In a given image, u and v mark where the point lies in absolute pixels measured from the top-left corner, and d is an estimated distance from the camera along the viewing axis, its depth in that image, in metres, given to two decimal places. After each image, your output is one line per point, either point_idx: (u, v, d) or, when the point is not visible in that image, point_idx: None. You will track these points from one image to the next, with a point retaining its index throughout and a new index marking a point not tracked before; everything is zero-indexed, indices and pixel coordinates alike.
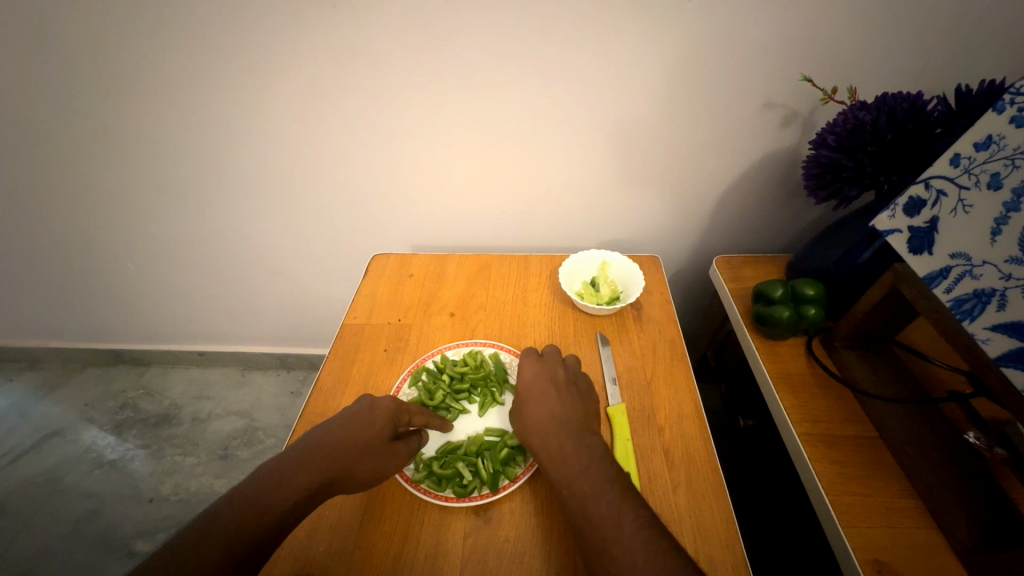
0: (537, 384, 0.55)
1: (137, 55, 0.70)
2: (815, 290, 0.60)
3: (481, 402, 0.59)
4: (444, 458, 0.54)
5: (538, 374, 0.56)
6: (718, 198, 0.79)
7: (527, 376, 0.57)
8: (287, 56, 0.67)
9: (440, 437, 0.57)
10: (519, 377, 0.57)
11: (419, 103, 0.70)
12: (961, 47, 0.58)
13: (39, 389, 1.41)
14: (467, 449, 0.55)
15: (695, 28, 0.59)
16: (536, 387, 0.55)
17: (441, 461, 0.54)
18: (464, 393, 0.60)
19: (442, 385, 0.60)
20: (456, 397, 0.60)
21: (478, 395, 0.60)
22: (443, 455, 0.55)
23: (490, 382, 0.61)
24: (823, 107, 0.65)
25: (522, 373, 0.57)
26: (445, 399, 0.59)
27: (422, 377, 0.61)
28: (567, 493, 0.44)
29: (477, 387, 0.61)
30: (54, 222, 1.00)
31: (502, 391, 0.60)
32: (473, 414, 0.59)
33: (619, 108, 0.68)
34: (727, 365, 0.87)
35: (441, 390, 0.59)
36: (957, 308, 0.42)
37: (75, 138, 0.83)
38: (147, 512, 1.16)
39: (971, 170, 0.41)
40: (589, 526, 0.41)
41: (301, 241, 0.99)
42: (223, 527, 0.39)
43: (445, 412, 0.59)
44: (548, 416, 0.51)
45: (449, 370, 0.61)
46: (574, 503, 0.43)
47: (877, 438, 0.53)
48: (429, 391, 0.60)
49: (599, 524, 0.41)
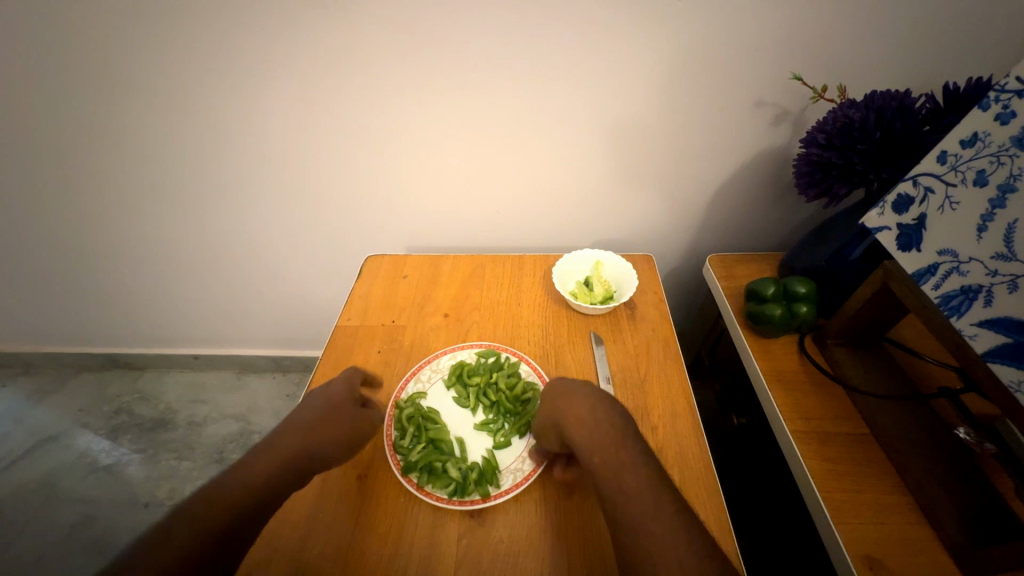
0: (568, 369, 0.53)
1: (128, 58, 0.69)
2: (807, 287, 0.61)
3: (491, 426, 0.57)
4: (419, 416, 0.57)
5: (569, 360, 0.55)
6: (711, 197, 0.80)
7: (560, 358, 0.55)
8: (279, 58, 0.67)
9: (444, 406, 0.59)
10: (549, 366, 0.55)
11: (412, 103, 0.70)
12: (952, 44, 0.58)
13: (33, 395, 1.40)
14: (439, 433, 0.55)
15: (688, 26, 0.59)
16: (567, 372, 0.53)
17: (418, 417, 0.56)
18: (488, 402, 0.59)
19: (484, 378, 0.60)
20: (482, 396, 0.59)
21: (493, 415, 0.58)
22: (424, 414, 0.57)
23: (512, 415, 0.58)
24: (814, 105, 0.65)
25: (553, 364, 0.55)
26: (479, 390, 0.60)
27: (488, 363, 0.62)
28: (600, 463, 0.44)
29: (498, 410, 0.58)
30: (46, 227, 0.99)
31: (509, 437, 0.56)
32: (475, 422, 0.58)
33: (613, 108, 0.68)
34: (721, 364, 0.87)
35: (484, 379, 0.60)
36: (945, 304, 0.42)
37: (67, 142, 0.82)
38: (143, 517, 1.16)
39: (958, 167, 0.41)
40: (626, 500, 0.41)
41: (295, 244, 0.98)
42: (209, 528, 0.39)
43: (464, 396, 0.60)
44: (576, 400, 0.49)
45: (497, 374, 0.61)
46: (609, 475, 0.43)
47: (870, 435, 0.53)
48: (475, 370, 0.62)
49: (636, 498, 0.40)
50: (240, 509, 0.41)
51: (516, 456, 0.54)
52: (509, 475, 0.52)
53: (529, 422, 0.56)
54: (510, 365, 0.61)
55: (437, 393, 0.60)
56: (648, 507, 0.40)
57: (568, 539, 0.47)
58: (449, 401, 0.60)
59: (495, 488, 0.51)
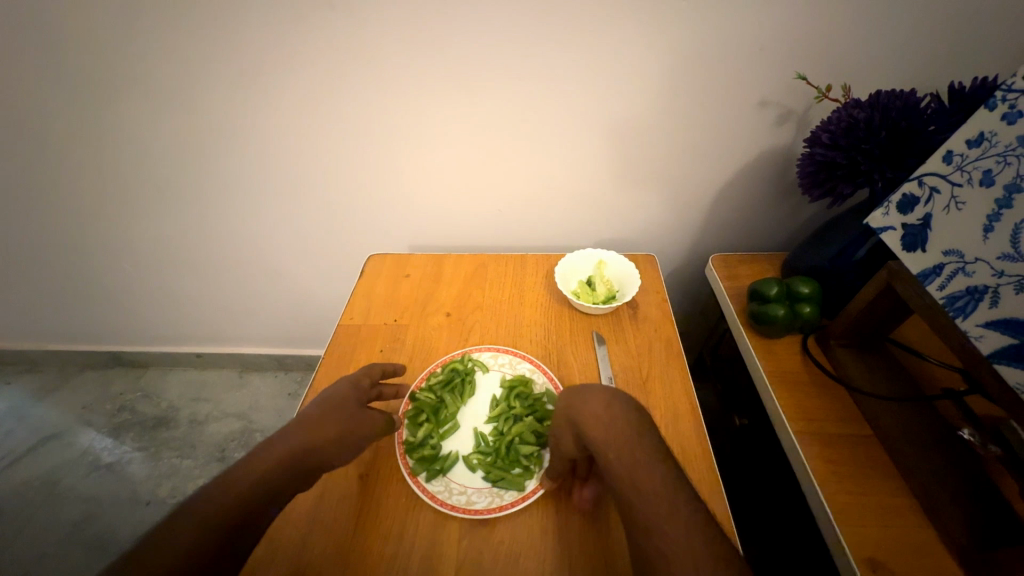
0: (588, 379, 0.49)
1: (132, 56, 0.69)
2: (810, 287, 0.60)
3: (481, 451, 0.55)
4: (459, 372, 0.62)
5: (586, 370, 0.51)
6: (714, 197, 0.79)
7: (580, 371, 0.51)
8: (283, 57, 0.67)
9: (484, 396, 0.61)
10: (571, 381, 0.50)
11: (416, 102, 0.70)
12: (957, 44, 0.58)
13: (36, 392, 1.41)
14: (451, 407, 0.58)
15: (692, 25, 0.59)
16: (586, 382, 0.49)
17: (457, 374, 0.61)
18: (502, 429, 0.57)
19: (518, 413, 0.57)
20: (507, 424, 0.57)
21: (491, 439, 0.56)
22: (463, 378, 0.61)
23: (497, 461, 0.54)
24: (818, 105, 0.65)
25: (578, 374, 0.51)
26: (510, 417, 0.57)
27: (541, 403, 0.58)
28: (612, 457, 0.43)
29: (499, 446, 0.55)
30: (50, 226, 0.99)
31: (479, 466, 0.53)
32: (478, 428, 0.58)
33: (617, 107, 0.68)
34: (724, 364, 0.87)
35: (526, 413, 0.57)
36: (950, 305, 0.42)
37: (71, 141, 0.82)
38: (145, 515, 1.16)
39: (964, 167, 0.40)
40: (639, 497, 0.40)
41: (297, 243, 0.98)
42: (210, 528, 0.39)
43: (498, 407, 0.59)
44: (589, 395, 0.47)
45: (529, 418, 0.57)
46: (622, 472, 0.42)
47: (874, 437, 0.53)
48: (527, 398, 0.59)
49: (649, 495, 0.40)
50: (246, 509, 0.41)
51: (466, 484, 0.52)
52: (440, 486, 0.51)
53: (506, 476, 0.52)
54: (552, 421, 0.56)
55: (491, 377, 0.62)
56: (659, 503, 0.39)
57: (570, 539, 0.47)
58: (487, 396, 0.61)
59: (422, 479, 0.52)
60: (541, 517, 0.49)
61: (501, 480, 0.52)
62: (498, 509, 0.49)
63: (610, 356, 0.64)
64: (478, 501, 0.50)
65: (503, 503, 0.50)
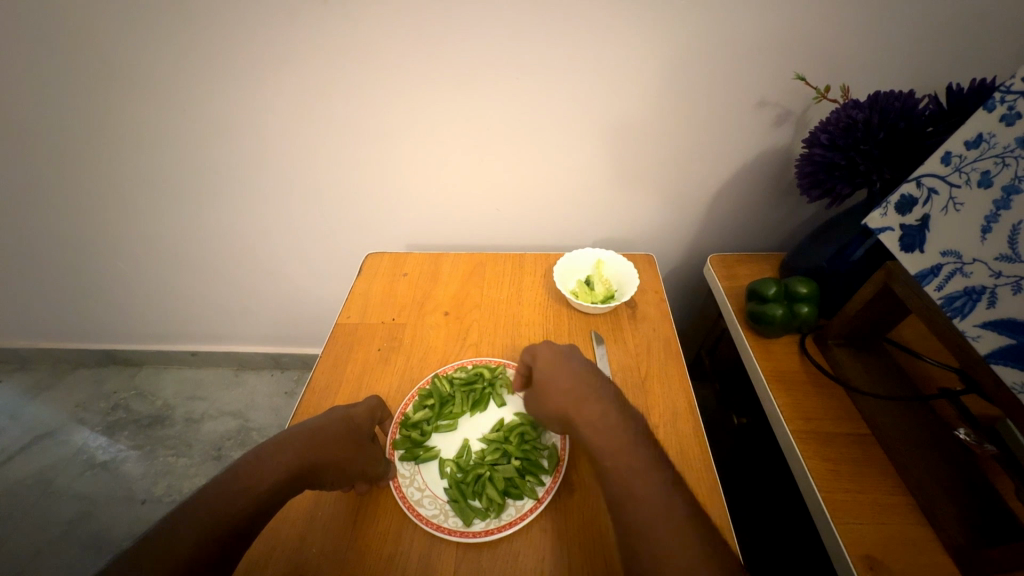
0: (563, 383, 0.49)
1: (126, 52, 0.68)
2: (808, 288, 0.60)
3: (458, 463, 0.53)
4: (484, 378, 0.60)
5: (556, 369, 0.51)
6: (713, 197, 0.79)
7: (549, 366, 0.51)
8: (281, 54, 0.66)
9: (495, 413, 0.58)
10: (543, 369, 0.51)
11: (414, 100, 0.69)
12: (955, 47, 0.58)
13: (29, 391, 1.39)
14: (455, 408, 0.58)
15: (694, 24, 0.59)
16: (562, 385, 0.49)
17: (482, 379, 0.60)
18: (488, 454, 0.53)
19: (510, 446, 0.54)
20: (493, 455, 0.53)
21: (474, 457, 0.54)
22: (487, 384, 0.60)
23: (463, 481, 0.51)
24: (816, 105, 0.65)
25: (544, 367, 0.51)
26: (501, 450, 0.54)
27: (537, 453, 0.53)
28: (608, 465, 0.42)
29: (476, 468, 0.52)
30: (44, 224, 0.98)
31: (445, 473, 0.52)
32: (468, 440, 0.56)
33: (616, 107, 0.68)
34: (722, 364, 0.87)
35: (517, 455, 0.53)
36: (948, 306, 0.42)
37: (65, 138, 0.81)
38: (140, 514, 1.15)
39: (962, 169, 0.41)
40: (631, 506, 0.39)
41: (294, 241, 0.98)
42: (200, 520, 0.38)
43: (498, 430, 0.56)
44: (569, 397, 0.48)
45: (524, 460, 0.52)
46: (618, 479, 0.41)
47: (870, 435, 0.53)
48: (528, 441, 0.55)
49: (647, 505, 0.39)
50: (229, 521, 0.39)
51: (425, 484, 0.51)
52: (408, 471, 0.52)
53: (463, 499, 0.50)
54: (534, 478, 0.51)
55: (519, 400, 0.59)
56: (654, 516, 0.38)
57: (568, 537, 0.47)
58: (496, 415, 0.58)
59: (398, 456, 0.53)
60: (477, 558, 0.46)
61: (456, 505, 0.49)
62: (437, 528, 0.47)
63: (610, 358, 0.64)
64: (427, 505, 0.49)
65: (443, 524, 0.48)
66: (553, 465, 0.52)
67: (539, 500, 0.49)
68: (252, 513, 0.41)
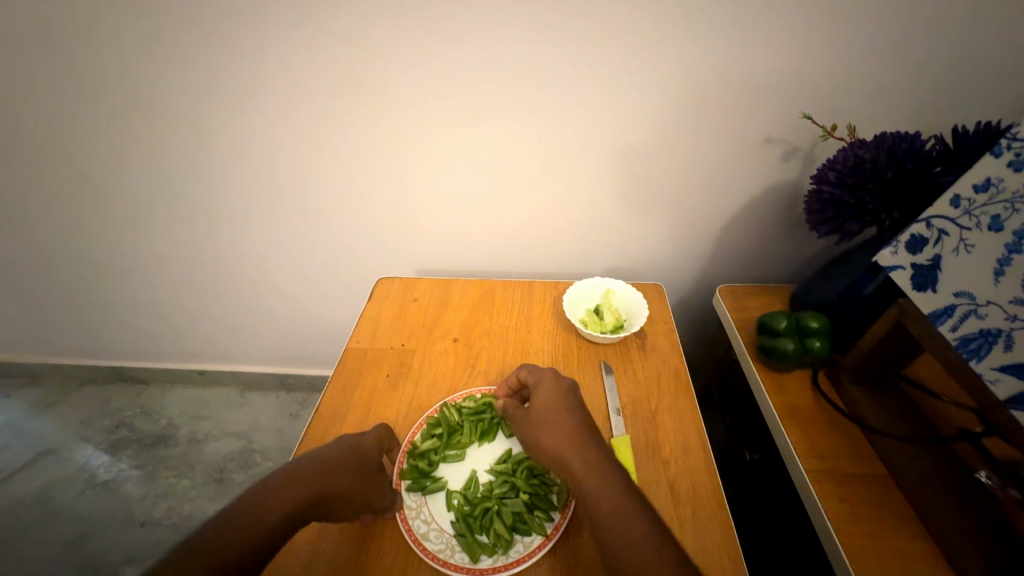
0: (557, 419, 0.50)
1: (160, 80, 0.72)
2: (819, 322, 0.60)
3: (465, 495, 0.52)
4: (493, 409, 0.60)
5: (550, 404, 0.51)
6: (722, 229, 0.80)
7: (543, 401, 0.52)
8: (305, 83, 0.69)
9: (504, 443, 0.58)
10: (536, 404, 0.52)
11: (430, 129, 0.72)
12: (958, 89, 0.60)
13: (36, 406, 1.40)
14: (464, 438, 0.57)
15: (701, 64, 0.61)
16: (555, 421, 0.50)
17: (491, 409, 0.60)
18: (496, 487, 0.53)
19: (518, 479, 0.53)
20: (501, 487, 0.53)
21: (482, 489, 0.53)
22: (497, 414, 0.59)
23: (471, 514, 0.51)
24: (823, 143, 0.66)
25: (538, 401, 0.52)
26: (509, 483, 0.53)
27: (546, 488, 0.52)
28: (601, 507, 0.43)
29: (484, 501, 0.51)
30: (67, 242, 1.01)
31: (452, 505, 0.52)
32: (476, 472, 0.55)
33: (625, 139, 0.70)
34: (733, 396, 0.86)
35: (526, 489, 0.52)
36: (964, 347, 0.42)
37: (94, 160, 0.85)
38: (139, 536, 1.14)
39: (972, 212, 0.41)
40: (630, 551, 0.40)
41: (307, 263, 0.99)
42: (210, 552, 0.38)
43: (506, 462, 0.55)
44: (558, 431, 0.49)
45: (532, 494, 0.52)
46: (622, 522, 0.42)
47: (887, 476, 0.52)
48: (536, 475, 0.54)
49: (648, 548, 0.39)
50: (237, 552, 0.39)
51: (432, 516, 0.50)
52: (414, 502, 0.51)
53: (470, 534, 0.49)
54: (543, 514, 0.50)
55: None
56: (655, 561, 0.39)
57: None
58: (504, 446, 0.58)
59: (405, 486, 0.52)
60: None
61: (462, 540, 0.48)
62: (443, 564, 0.46)
63: (620, 388, 0.64)
64: (433, 539, 0.48)
65: (449, 560, 0.47)
66: (562, 501, 0.51)
67: (547, 537, 0.48)
68: (262, 546, 0.40)
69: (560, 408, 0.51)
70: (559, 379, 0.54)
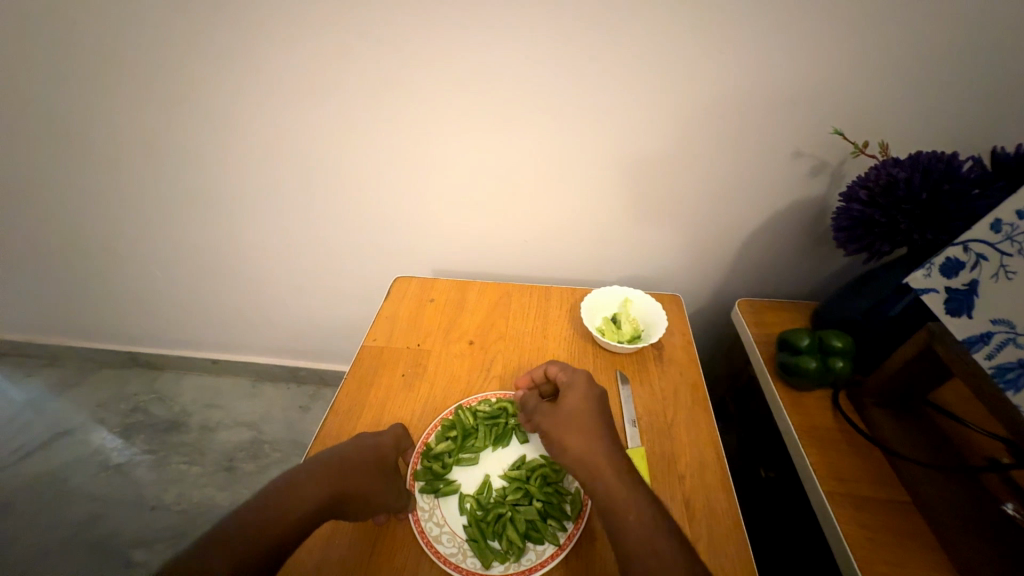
0: (583, 422, 0.49)
1: (192, 74, 0.74)
2: (843, 341, 0.59)
3: (478, 500, 0.52)
4: (507, 414, 0.60)
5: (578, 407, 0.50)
6: (744, 242, 0.79)
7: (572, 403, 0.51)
8: (333, 81, 0.70)
9: (518, 449, 0.58)
10: (564, 404, 0.51)
11: (454, 131, 0.72)
12: (997, 109, 0.58)
13: (55, 388, 1.43)
14: (479, 441, 0.57)
15: (731, 75, 0.61)
16: (581, 424, 0.49)
17: (506, 414, 0.60)
18: (509, 493, 0.53)
19: (532, 485, 0.53)
20: (515, 494, 0.53)
21: (495, 494, 0.53)
22: (512, 419, 0.59)
23: (484, 519, 0.50)
24: (854, 159, 0.65)
25: (567, 403, 0.51)
26: (522, 490, 0.53)
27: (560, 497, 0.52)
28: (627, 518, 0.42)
29: (497, 507, 0.51)
30: (94, 228, 1.03)
31: (465, 509, 0.51)
32: (489, 477, 0.55)
33: (650, 148, 0.69)
34: (748, 411, 0.85)
35: (540, 497, 0.52)
36: (1000, 376, 0.41)
37: (124, 150, 0.87)
38: (148, 521, 1.15)
39: (1014, 238, 0.40)
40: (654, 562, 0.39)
41: (325, 259, 1.00)
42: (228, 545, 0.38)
43: (519, 468, 0.55)
44: (587, 429, 0.48)
45: (545, 502, 0.51)
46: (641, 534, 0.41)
47: (910, 503, 0.51)
48: (550, 483, 0.53)
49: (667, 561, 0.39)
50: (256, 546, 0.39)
51: (444, 519, 0.50)
52: (428, 504, 0.51)
53: (482, 539, 0.49)
54: (557, 523, 0.50)
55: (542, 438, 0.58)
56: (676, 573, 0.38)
57: None
58: (518, 452, 0.57)
59: (419, 487, 0.53)
60: None
61: (475, 545, 0.48)
62: (455, 567, 0.46)
63: (635, 399, 0.63)
64: (445, 543, 0.48)
65: (461, 565, 0.47)
66: (576, 511, 0.50)
67: (561, 547, 0.48)
68: (280, 543, 0.40)
69: (586, 411, 0.50)
70: (595, 385, 0.53)
